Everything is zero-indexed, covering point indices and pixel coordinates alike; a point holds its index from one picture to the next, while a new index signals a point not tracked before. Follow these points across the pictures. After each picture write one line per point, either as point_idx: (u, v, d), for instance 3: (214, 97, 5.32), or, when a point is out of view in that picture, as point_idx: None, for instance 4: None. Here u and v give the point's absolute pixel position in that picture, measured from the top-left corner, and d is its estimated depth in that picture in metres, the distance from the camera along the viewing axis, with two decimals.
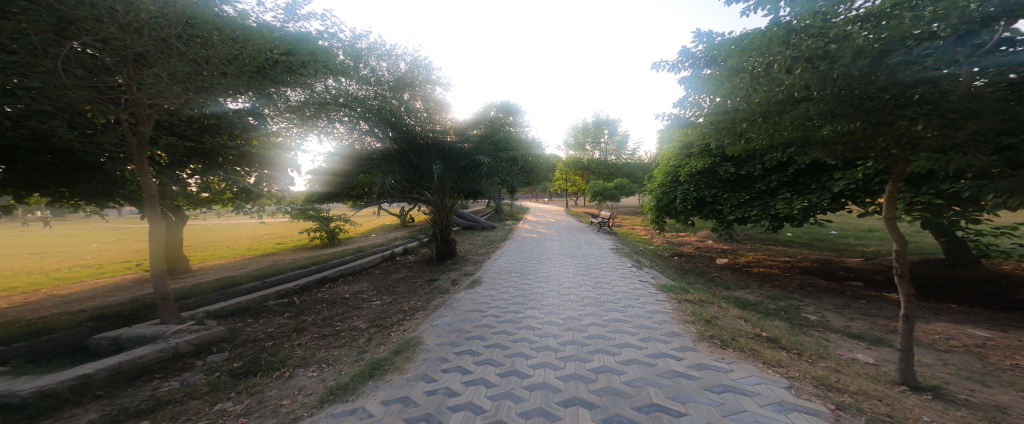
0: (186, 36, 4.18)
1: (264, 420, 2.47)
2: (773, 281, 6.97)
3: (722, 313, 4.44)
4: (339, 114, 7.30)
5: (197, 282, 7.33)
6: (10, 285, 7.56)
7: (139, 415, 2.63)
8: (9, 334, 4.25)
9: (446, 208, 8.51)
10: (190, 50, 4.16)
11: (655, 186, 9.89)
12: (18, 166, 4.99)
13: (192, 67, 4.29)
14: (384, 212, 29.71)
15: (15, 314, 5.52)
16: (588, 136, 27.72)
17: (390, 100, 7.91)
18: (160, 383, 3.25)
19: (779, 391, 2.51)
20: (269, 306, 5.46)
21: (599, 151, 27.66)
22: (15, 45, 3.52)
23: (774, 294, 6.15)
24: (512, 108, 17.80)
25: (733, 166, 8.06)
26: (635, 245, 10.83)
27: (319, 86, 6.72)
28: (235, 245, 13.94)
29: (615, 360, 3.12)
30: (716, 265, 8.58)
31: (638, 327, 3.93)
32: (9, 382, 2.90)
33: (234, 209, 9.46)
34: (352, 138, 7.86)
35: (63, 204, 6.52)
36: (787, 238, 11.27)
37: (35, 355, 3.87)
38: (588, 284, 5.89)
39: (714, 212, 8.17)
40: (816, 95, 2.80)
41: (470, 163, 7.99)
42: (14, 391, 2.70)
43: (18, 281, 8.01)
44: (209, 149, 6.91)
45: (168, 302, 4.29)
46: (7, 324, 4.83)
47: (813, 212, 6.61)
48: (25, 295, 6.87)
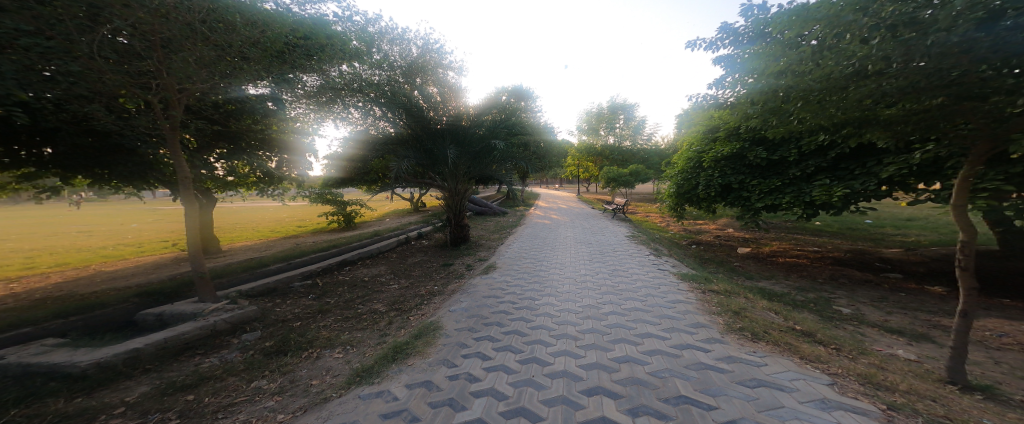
0: (210, 21, 4.22)
1: (296, 399, 2.60)
2: (800, 272, 6.80)
3: (750, 305, 4.36)
4: (354, 99, 7.24)
5: (228, 262, 7.71)
6: (64, 261, 8.18)
7: (185, 390, 2.84)
8: (68, 307, 4.62)
9: (459, 193, 8.58)
10: (215, 35, 4.23)
11: (676, 173, 9.74)
12: (62, 149, 5.29)
13: (217, 52, 4.34)
14: (395, 197, 30.22)
15: (69, 288, 5.99)
16: (602, 121, 27.18)
17: (403, 85, 7.76)
18: (201, 359, 3.48)
19: (820, 388, 2.49)
20: (295, 287, 5.69)
21: (613, 136, 27.02)
22: (53, 32, 3.65)
23: (801, 285, 6.00)
24: (524, 93, 17.43)
25: (765, 150, 7.76)
26: (650, 233, 10.68)
27: (333, 72, 6.77)
28: (259, 228, 14.51)
29: (638, 350, 3.14)
30: (736, 254, 8.39)
31: (659, 316, 3.95)
32: (71, 353, 3.20)
33: (259, 192, 9.84)
34: (367, 123, 7.85)
35: (105, 186, 6.91)
36: (816, 227, 10.94)
37: (91, 329, 4.21)
38: (605, 272, 5.90)
39: (740, 199, 7.93)
40: (894, 69, 2.63)
41: (484, 148, 8.02)
42: (74, 362, 2.98)
43: (69, 257, 8.65)
44: (235, 133, 7.15)
45: (204, 281, 4.54)
46: (66, 297, 5.28)
47: (854, 199, 6.25)
48: (77, 270, 7.43)
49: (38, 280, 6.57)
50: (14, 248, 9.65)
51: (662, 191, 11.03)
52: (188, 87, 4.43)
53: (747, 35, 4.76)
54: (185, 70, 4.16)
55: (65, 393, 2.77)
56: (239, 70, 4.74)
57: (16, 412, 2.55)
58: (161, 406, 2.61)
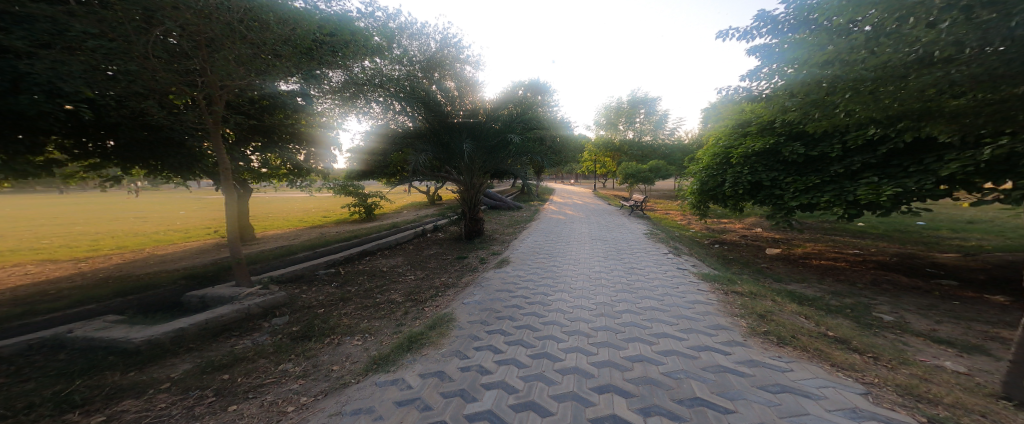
0: (248, 21, 4.38)
1: (318, 383, 2.73)
2: (837, 276, 6.45)
3: (778, 308, 4.21)
4: (376, 95, 7.44)
5: (261, 249, 8.15)
6: (124, 244, 8.97)
7: (222, 369, 3.04)
8: (128, 287, 5.06)
9: (475, 188, 8.64)
10: (252, 34, 4.38)
11: (701, 170, 9.44)
12: (124, 141, 5.72)
13: (253, 50, 4.49)
14: (414, 190, 30.77)
15: (130, 269, 6.58)
16: (621, 115, 26.41)
17: (421, 80, 7.89)
18: (237, 340, 3.70)
19: (851, 396, 2.39)
20: (320, 274, 5.96)
21: (633, 131, 26.37)
22: (114, 34, 3.96)
23: (838, 290, 5.70)
24: (541, 87, 17.31)
25: (802, 146, 7.34)
26: (670, 231, 10.43)
27: (356, 67, 6.87)
28: (289, 217, 15.22)
29: (652, 349, 3.10)
30: (763, 255, 8.07)
31: (676, 316, 3.88)
32: (128, 330, 3.52)
33: (288, 183, 10.29)
34: (387, 118, 8.08)
35: (159, 176, 7.44)
36: (860, 228, 10.36)
37: (146, 307, 4.59)
38: (620, 269, 5.83)
39: (772, 197, 7.50)
40: (963, 55, 2.78)
41: (500, 142, 8.05)
42: (129, 339, 3.27)
43: (128, 241, 9.46)
44: (269, 127, 7.52)
45: (241, 266, 4.81)
46: (127, 277, 5.79)
47: (905, 200, 5.67)
48: (135, 253, 8.13)
49: (99, 262, 7.17)
50: (76, 234, 10.58)
51: (684, 188, 10.68)
52: (228, 84, 4.67)
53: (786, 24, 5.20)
54: (226, 67, 4.37)
55: (119, 367, 3.04)
56: (273, 67, 4.86)
57: (80, 383, 2.82)
58: (200, 384, 2.81)
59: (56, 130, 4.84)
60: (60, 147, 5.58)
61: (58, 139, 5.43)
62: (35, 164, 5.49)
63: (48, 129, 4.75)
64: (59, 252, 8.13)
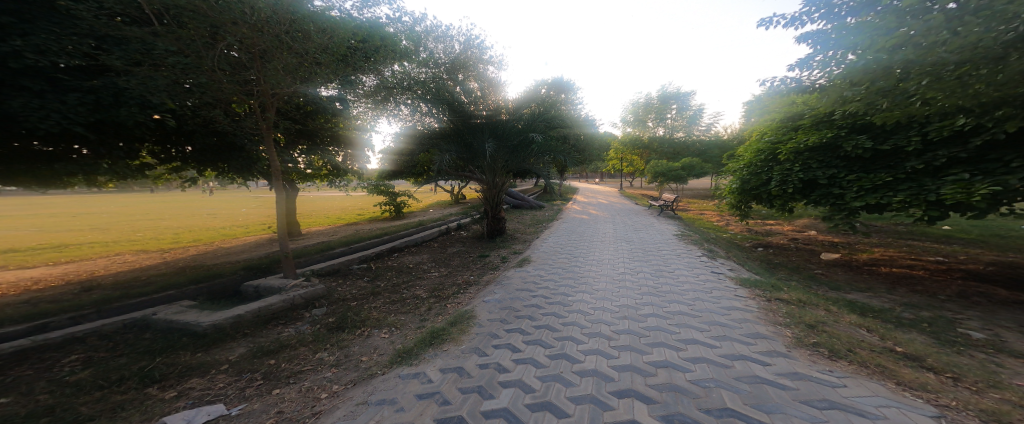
0: (292, 31, 4.62)
1: (349, 372, 2.88)
2: (907, 284, 5.77)
3: (833, 318, 3.85)
4: (405, 96, 7.49)
5: (304, 244, 8.71)
6: (198, 239, 10.07)
7: (269, 354, 3.29)
8: (201, 275, 5.66)
9: (497, 186, 8.71)
10: (297, 44, 4.59)
11: (742, 167, 8.84)
12: (198, 145, 6.38)
13: (297, 59, 4.71)
14: (439, 190, 31.42)
15: (204, 259, 7.38)
16: (650, 111, 25.57)
17: (447, 82, 7.93)
18: (283, 328, 3.98)
19: (916, 419, 2.15)
20: (353, 269, 6.27)
21: (663, 127, 25.35)
22: (189, 51, 4.29)
23: (911, 299, 5.07)
24: (564, 85, 16.99)
25: (870, 139, 6.47)
26: (705, 232, 9.90)
27: (387, 72, 7.00)
28: (329, 215, 16.18)
29: (680, 356, 2.96)
30: (815, 260, 7.44)
31: (706, 322, 3.68)
32: (199, 314, 3.94)
33: (328, 183, 10.88)
34: (415, 120, 8.24)
35: (229, 177, 8.21)
36: (945, 232, 9.18)
37: (214, 295, 5.09)
38: (647, 272, 5.62)
39: (831, 196, 6.58)
40: None
41: (522, 141, 8.05)
42: (200, 323, 3.65)
43: (201, 236, 10.62)
44: (312, 131, 8.03)
45: (289, 260, 5.16)
46: (202, 267, 6.51)
47: (1004, 199, 4.77)
48: (206, 246, 9.09)
49: (179, 253, 8.11)
50: (157, 229, 12.01)
51: (722, 188, 10.08)
52: (279, 92, 4.95)
53: (842, 7, 5.31)
54: (275, 75, 4.64)
55: (187, 349, 3.40)
56: (315, 74, 5.07)
57: (158, 361, 3.20)
58: (251, 367, 3.06)
59: (147, 137, 5.57)
60: (151, 152, 6.30)
61: (149, 146, 6.15)
62: (132, 167, 6.34)
63: (138, 136, 5.46)
64: (145, 245, 9.28)
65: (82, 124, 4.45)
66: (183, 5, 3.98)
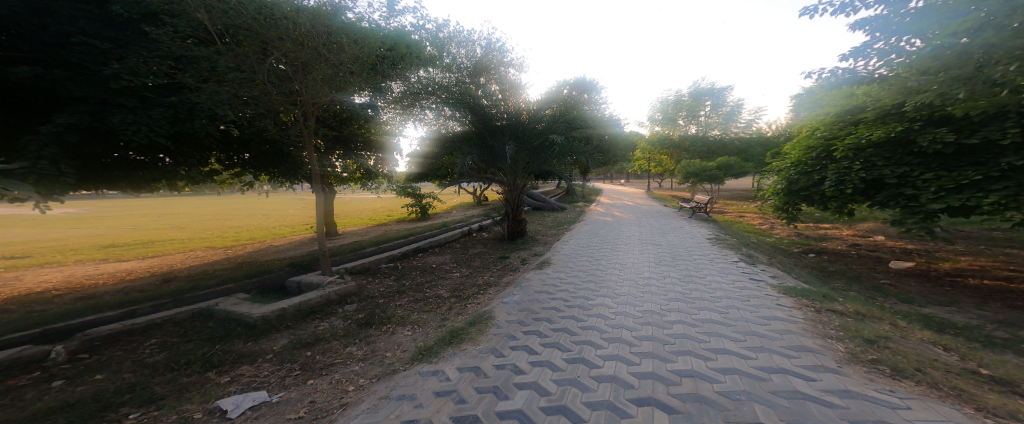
0: (328, 43, 4.78)
1: (375, 367, 3.01)
2: (996, 298, 5.02)
3: (899, 334, 3.44)
4: (429, 101, 7.49)
5: (340, 244, 9.21)
6: (253, 237, 11.04)
7: (307, 346, 3.52)
8: (254, 270, 6.19)
9: (518, 188, 8.73)
10: (331, 54, 4.70)
11: (790, 166, 8.05)
12: (254, 152, 6.98)
13: (333, 69, 4.82)
14: (463, 192, 31.90)
15: (258, 256, 8.08)
16: (681, 108, 24.56)
17: (469, 86, 8.10)
18: (318, 322, 4.22)
19: None
20: (381, 268, 6.53)
21: (695, 125, 24.05)
22: (246, 67, 4.62)
23: (1002, 316, 4.38)
24: (587, 86, 16.77)
25: (954, 132, 5.61)
26: (745, 236, 9.25)
27: (413, 77, 7.11)
28: (364, 216, 17.00)
29: (708, 366, 2.80)
30: (880, 269, 6.69)
31: (740, 332, 3.45)
32: (252, 305, 4.32)
33: (361, 186, 11.63)
34: (440, 123, 8.36)
35: (279, 181, 8.90)
36: None
37: (264, 288, 5.54)
38: (676, 276, 5.36)
39: (904, 198, 5.84)
40: None
41: (543, 143, 8.06)
42: (251, 314, 3.99)
43: (257, 234, 11.65)
44: (348, 137, 8.48)
45: (326, 258, 5.48)
46: (257, 262, 7.14)
47: None
48: (260, 244, 9.94)
49: (238, 251, 8.94)
50: (220, 228, 13.31)
51: (765, 188, 9.40)
52: (319, 102, 5.06)
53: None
54: (316, 86, 4.83)
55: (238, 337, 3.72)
56: (349, 83, 5.12)
57: (218, 348, 3.55)
58: (291, 358, 3.28)
59: (214, 146, 6.23)
60: (218, 160, 7.04)
61: (216, 154, 6.86)
62: (204, 173, 7.11)
63: (207, 146, 6.12)
64: (211, 242, 10.34)
65: (163, 135, 5.06)
66: (237, 24, 4.35)
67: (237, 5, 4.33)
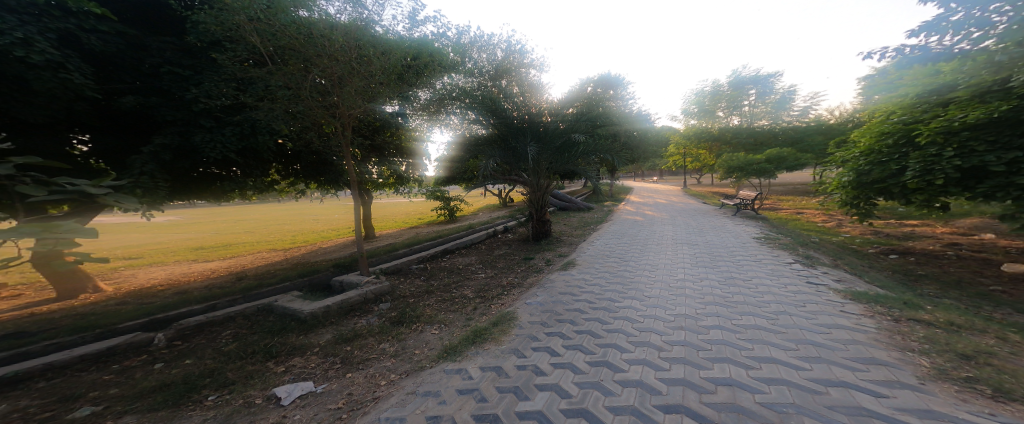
0: (360, 57, 4.96)
1: (404, 363, 3.14)
2: None
3: (1004, 349, 2.89)
4: (453, 106, 7.73)
5: (376, 245, 9.72)
6: (305, 240, 12.02)
7: (346, 341, 3.77)
8: (303, 271, 6.72)
9: (542, 188, 8.72)
10: (362, 67, 4.91)
11: (856, 155, 7.00)
12: (303, 162, 7.62)
13: (365, 81, 5.03)
14: (490, 194, 32.10)
15: (308, 257, 8.78)
16: (720, 99, 21.97)
17: (491, 89, 8.08)
18: (356, 319, 4.49)
19: None
20: (412, 268, 6.79)
21: (736, 116, 21.73)
22: (291, 85, 4.97)
23: None
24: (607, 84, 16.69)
25: None
26: (805, 235, 8.32)
27: (438, 84, 7.29)
28: (399, 220, 17.82)
29: (750, 375, 2.57)
30: (988, 274, 5.64)
31: (791, 340, 3.12)
32: (302, 303, 4.70)
33: (395, 191, 12.42)
34: (464, 127, 8.40)
35: (325, 188, 9.64)
36: None
37: (312, 286, 6.01)
38: (714, 279, 4.99)
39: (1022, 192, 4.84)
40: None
41: (566, 142, 7.91)
42: (301, 311, 4.37)
43: (308, 238, 12.65)
44: (381, 145, 8.93)
45: (365, 259, 5.82)
46: (306, 263, 7.76)
47: None
48: (311, 246, 10.81)
49: (293, 253, 9.78)
50: (278, 232, 14.64)
51: (828, 181, 8.41)
52: (354, 111, 5.27)
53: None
54: (351, 98, 5.02)
55: (289, 332, 4.08)
56: (379, 93, 5.35)
57: (274, 340, 3.93)
58: (333, 352, 3.54)
59: (271, 159, 6.92)
60: (276, 171, 7.84)
61: (274, 166, 7.62)
62: (266, 183, 7.92)
63: (265, 158, 6.81)
64: (271, 244, 11.42)
65: (233, 150, 5.67)
66: (284, 45, 4.71)
67: (283, 26, 4.63)
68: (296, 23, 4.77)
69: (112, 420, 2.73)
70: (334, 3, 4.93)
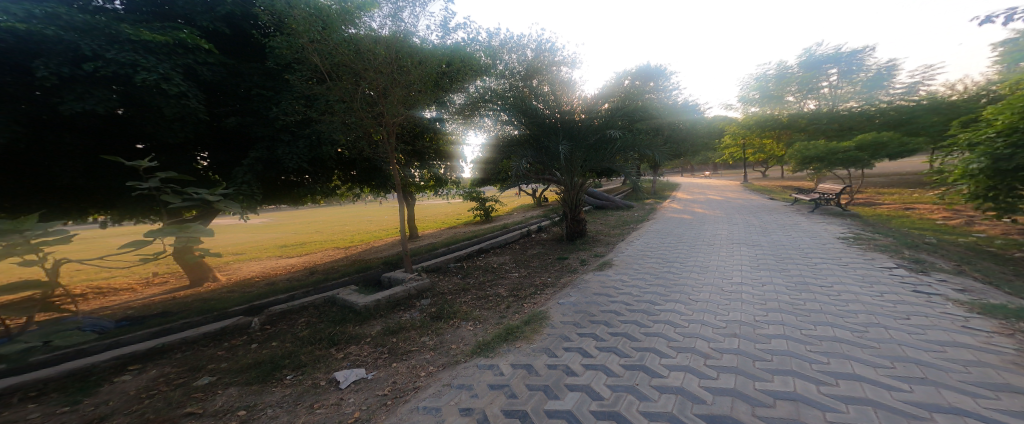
0: (400, 65, 5.33)
1: (441, 356, 3.28)
2: None
3: None
4: (486, 109, 7.58)
5: (419, 244, 10.29)
6: (363, 239, 13.17)
7: (393, 332, 4.05)
8: (356, 267, 7.35)
9: (576, 187, 8.58)
10: (402, 76, 5.30)
11: (993, 136, 5.57)
12: (358, 169, 8.38)
13: (404, 89, 5.42)
14: (523, 193, 32.12)
15: (366, 255, 9.64)
16: (790, 82, 18.72)
17: (522, 89, 7.68)
18: (400, 313, 4.79)
19: None
20: (450, 267, 7.01)
21: (812, 100, 18.26)
22: (348, 100, 5.38)
23: None
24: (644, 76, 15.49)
25: None
26: (916, 235, 6.86)
27: (472, 87, 7.19)
28: (442, 220, 18.63)
29: (822, 391, 2.20)
30: None
31: (883, 357, 2.59)
32: (357, 297, 5.13)
33: (435, 193, 13.14)
34: (499, 129, 8.01)
35: (374, 192, 10.46)
36: None
37: (367, 280, 6.56)
38: (781, 284, 4.36)
39: None
40: None
41: (600, 139, 7.78)
42: (356, 304, 4.79)
43: (367, 237, 13.82)
44: (423, 151, 9.33)
45: (408, 257, 6.13)
46: (361, 260, 8.51)
47: None
48: (368, 245, 11.83)
49: (353, 251, 10.79)
50: (342, 232, 16.22)
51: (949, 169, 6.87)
52: (397, 116, 5.66)
53: None
54: (394, 106, 5.43)
55: (345, 323, 4.51)
56: (418, 100, 5.68)
57: (335, 329, 4.38)
58: (382, 342, 3.83)
59: (334, 167, 7.74)
60: (338, 177, 8.75)
61: (337, 172, 8.50)
62: (332, 188, 8.93)
63: (330, 167, 7.63)
64: (336, 243, 12.73)
65: (306, 160, 6.45)
66: (338, 61, 5.13)
67: (337, 44, 5.04)
68: (347, 40, 5.17)
69: (219, 389, 3.27)
70: (377, 17, 5.28)
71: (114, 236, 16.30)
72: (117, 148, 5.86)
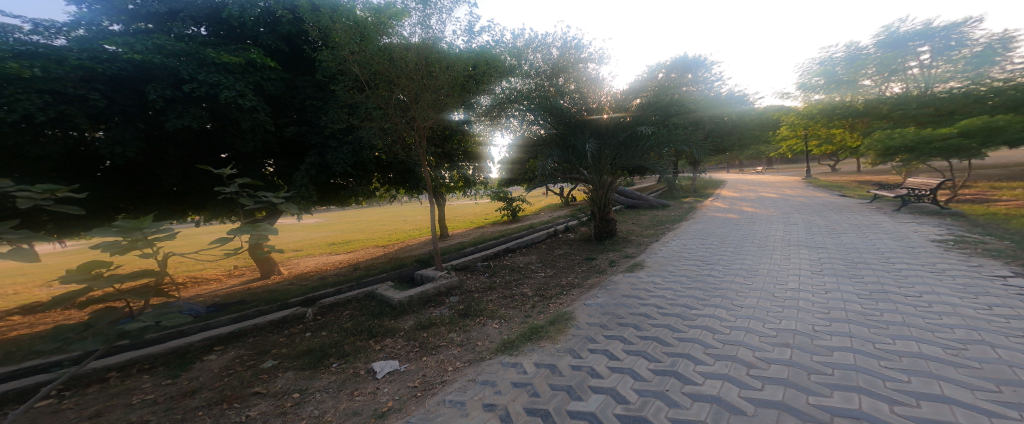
0: (430, 70, 5.49)
1: (467, 352, 3.30)
2: None
3: None
4: (512, 110, 7.57)
5: (450, 243, 10.56)
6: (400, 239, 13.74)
7: (424, 327, 4.15)
8: (393, 264, 7.71)
9: (605, 186, 8.24)
10: (432, 80, 5.46)
11: None
12: (394, 172, 8.77)
13: (434, 93, 5.56)
14: (552, 193, 31.65)
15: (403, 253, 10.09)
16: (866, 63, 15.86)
17: (548, 89, 7.71)
18: (431, 310, 4.90)
19: None
20: (478, 265, 7.05)
21: (897, 80, 15.26)
22: (384, 107, 5.65)
23: None
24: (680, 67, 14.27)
25: None
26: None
27: (496, 89, 7.23)
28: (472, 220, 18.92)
29: (896, 413, 1.86)
30: None
31: (985, 378, 2.11)
32: (392, 292, 5.33)
33: (463, 193, 13.33)
34: (524, 129, 8.01)
35: (408, 193, 10.87)
36: None
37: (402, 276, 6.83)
38: (851, 292, 3.75)
39: None
40: None
41: (631, 135, 7.41)
42: (393, 299, 4.98)
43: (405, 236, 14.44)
44: (451, 152, 9.48)
45: (438, 256, 6.23)
46: (397, 258, 8.92)
47: None
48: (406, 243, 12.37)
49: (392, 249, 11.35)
50: (382, 231, 17.13)
51: None
52: (428, 119, 5.82)
53: None
54: (425, 111, 5.62)
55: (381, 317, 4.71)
56: (447, 103, 5.79)
57: (372, 322, 4.61)
58: (413, 336, 3.96)
59: (371, 170, 8.14)
60: (377, 179, 9.26)
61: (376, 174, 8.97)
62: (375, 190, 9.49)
63: (370, 170, 8.07)
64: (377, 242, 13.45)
65: (349, 164, 6.88)
66: (375, 70, 5.36)
67: (373, 54, 5.28)
68: (383, 50, 5.39)
69: (280, 372, 3.57)
70: (407, 26, 5.51)
71: (204, 234, 18.84)
72: (203, 156, 6.74)
